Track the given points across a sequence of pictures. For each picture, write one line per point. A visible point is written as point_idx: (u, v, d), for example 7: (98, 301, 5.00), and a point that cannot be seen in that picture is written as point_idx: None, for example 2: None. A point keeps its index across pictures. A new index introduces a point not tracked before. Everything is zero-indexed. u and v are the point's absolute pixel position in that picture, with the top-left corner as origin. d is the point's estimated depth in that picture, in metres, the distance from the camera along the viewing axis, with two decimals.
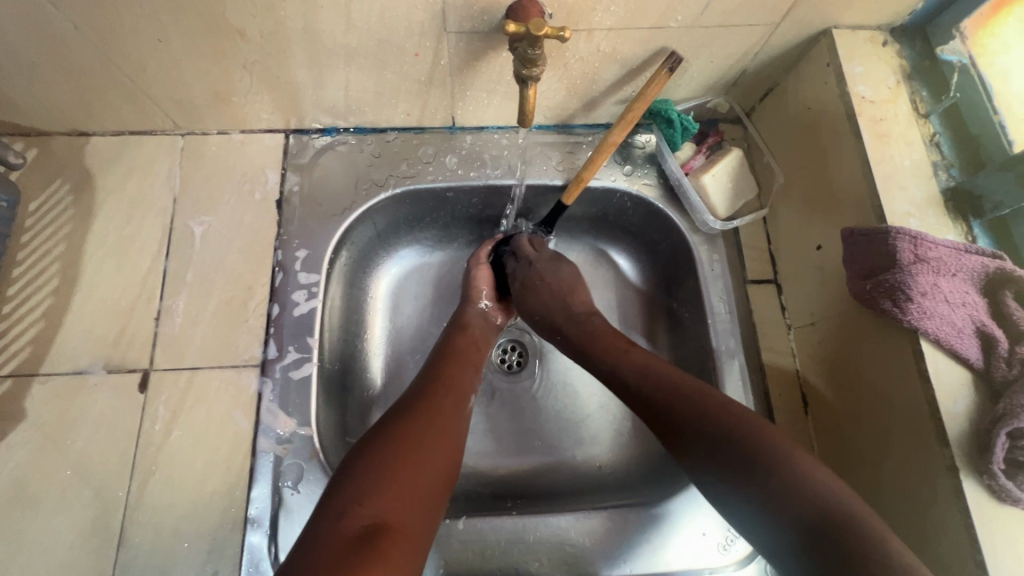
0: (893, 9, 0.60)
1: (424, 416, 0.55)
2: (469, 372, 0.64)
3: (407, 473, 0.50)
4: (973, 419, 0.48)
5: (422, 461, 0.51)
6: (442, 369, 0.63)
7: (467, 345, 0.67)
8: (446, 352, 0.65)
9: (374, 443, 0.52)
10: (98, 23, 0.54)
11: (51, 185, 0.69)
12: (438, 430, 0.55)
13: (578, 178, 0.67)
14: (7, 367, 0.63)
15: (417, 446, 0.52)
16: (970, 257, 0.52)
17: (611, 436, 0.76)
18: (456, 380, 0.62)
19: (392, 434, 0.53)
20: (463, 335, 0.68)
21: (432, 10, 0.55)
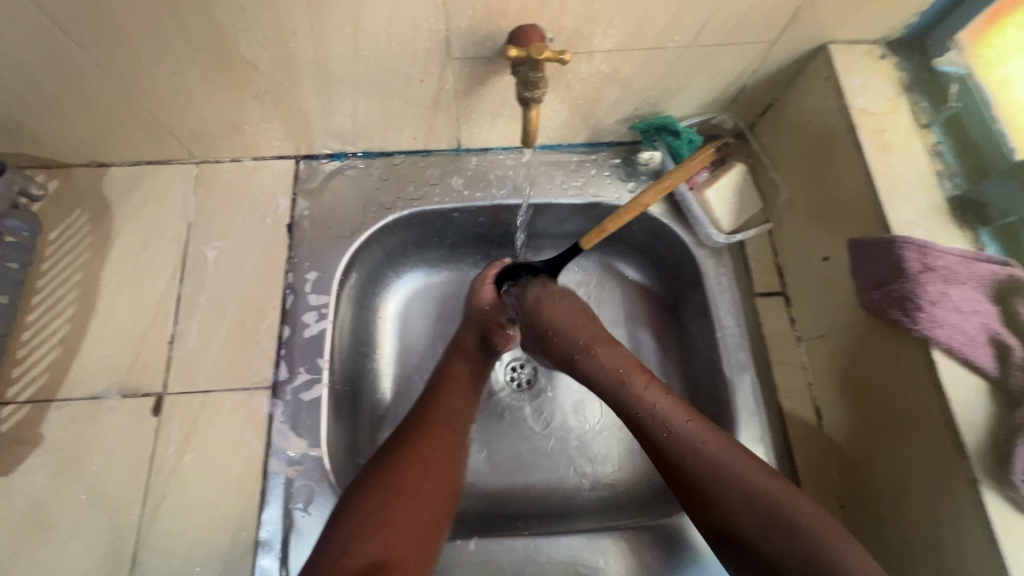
0: (888, 23, 0.61)
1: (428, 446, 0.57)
2: (470, 398, 0.65)
3: (407, 509, 0.51)
4: (991, 430, 0.47)
5: (424, 494, 0.53)
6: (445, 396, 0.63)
7: (469, 375, 0.67)
8: (446, 379, 0.65)
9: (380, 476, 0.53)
10: (118, 59, 0.56)
11: (71, 215, 0.72)
12: (439, 463, 0.56)
13: (600, 228, 0.64)
14: (25, 393, 0.64)
15: (421, 477, 0.54)
16: (980, 264, 0.51)
17: (623, 452, 0.75)
18: (460, 409, 0.62)
19: (396, 468, 0.54)
20: (459, 364, 0.67)
21: (436, 38, 0.57)
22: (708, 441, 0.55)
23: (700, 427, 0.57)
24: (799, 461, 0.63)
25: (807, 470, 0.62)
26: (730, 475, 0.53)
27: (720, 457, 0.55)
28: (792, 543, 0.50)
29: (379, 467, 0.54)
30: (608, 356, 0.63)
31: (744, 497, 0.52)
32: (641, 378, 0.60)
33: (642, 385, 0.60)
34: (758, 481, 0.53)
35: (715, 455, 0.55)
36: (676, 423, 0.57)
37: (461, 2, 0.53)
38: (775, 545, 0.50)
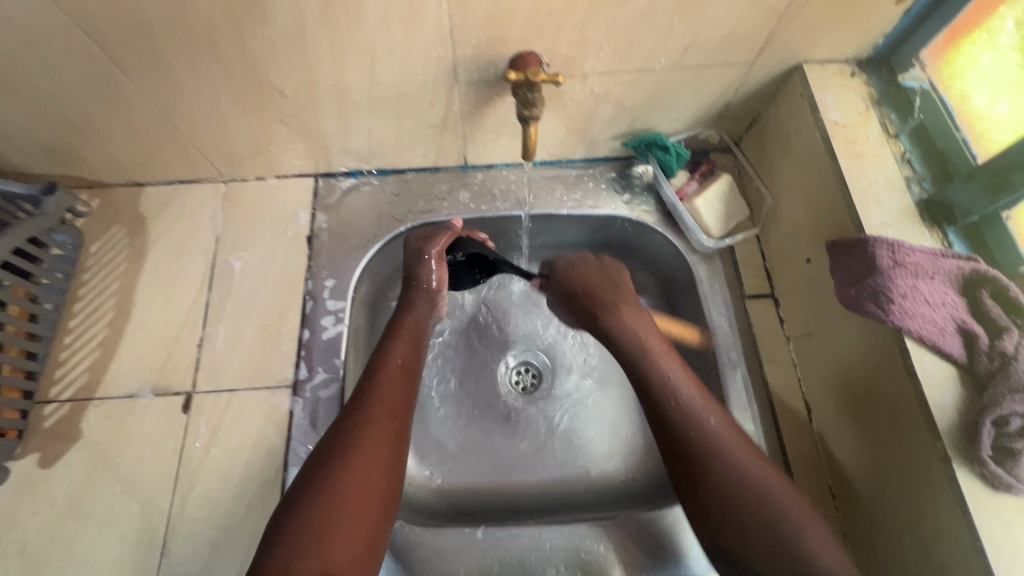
0: (856, 44, 0.66)
1: (365, 449, 0.52)
2: (406, 391, 0.60)
3: (349, 520, 0.48)
4: (961, 411, 0.51)
5: (365, 499, 0.50)
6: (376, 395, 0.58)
7: (403, 367, 0.62)
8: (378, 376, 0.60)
9: (318, 487, 0.49)
10: (161, 88, 0.63)
11: (110, 230, 0.78)
12: (377, 465, 0.52)
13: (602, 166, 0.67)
14: (67, 392, 0.69)
15: (359, 480, 0.50)
16: (946, 260, 0.55)
17: (623, 451, 0.78)
18: (395, 407, 0.57)
19: (333, 477, 0.50)
20: (398, 348, 0.64)
21: (444, 65, 0.63)
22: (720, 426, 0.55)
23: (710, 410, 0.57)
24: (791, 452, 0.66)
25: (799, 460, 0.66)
26: (736, 460, 0.53)
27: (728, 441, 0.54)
28: (767, 521, 0.50)
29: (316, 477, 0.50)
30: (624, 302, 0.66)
31: (744, 486, 0.51)
32: (665, 354, 0.62)
33: (661, 353, 0.62)
34: (762, 473, 0.52)
35: (724, 439, 0.54)
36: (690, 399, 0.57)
37: (466, 33, 0.59)
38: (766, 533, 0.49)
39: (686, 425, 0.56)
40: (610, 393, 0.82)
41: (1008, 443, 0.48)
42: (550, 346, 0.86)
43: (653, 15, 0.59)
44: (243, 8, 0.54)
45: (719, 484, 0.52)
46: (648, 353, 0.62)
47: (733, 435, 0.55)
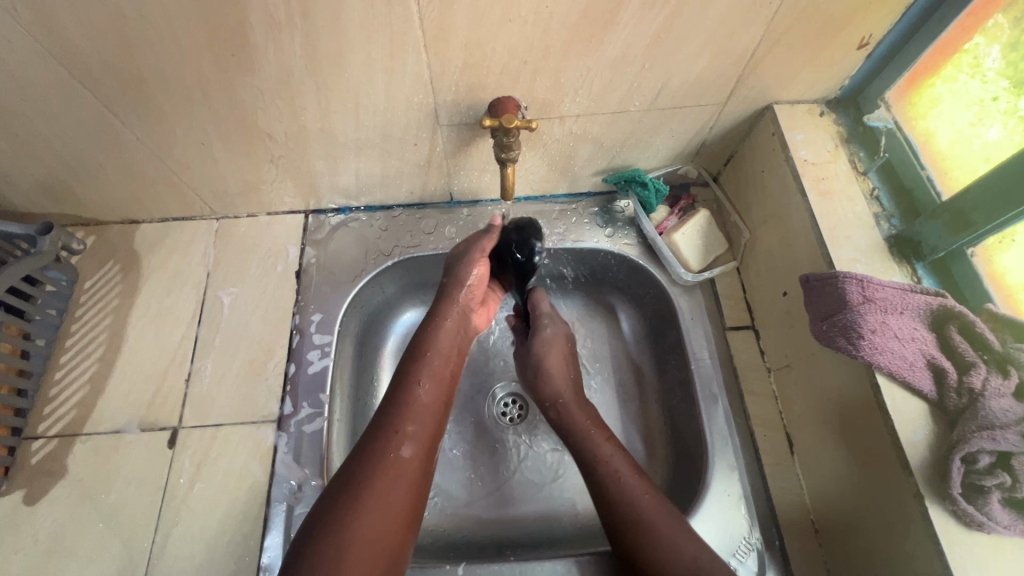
0: (824, 86, 0.69)
1: (382, 491, 0.54)
2: (434, 426, 0.61)
3: (363, 561, 0.50)
4: (932, 447, 0.52)
5: (382, 541, 0.52)
6: (401, 428, 0.58)
7: (434, 399, 0.63)
8: (406, 407, 0.60)
9: (336, 525, 0.51)
10: (155, 133, 0.66)
11: (104, 266, 0.80)
12: (397, 507, 0.54)
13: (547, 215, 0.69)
14: (55, 428, 0.70)
15: (378, 521, 0.52)
16: (914, 296, 0.56)
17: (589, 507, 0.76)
18: (420, 443, 0.59)
19: (361, 489, 0.54)
20: (422, 374, 0.63)
21: (425, 109, 0.66)
22: (651, 514, 0.58)
23: (646, 498, 0.60)
24: (773, 485, 0.67)
25: (782, 495, 0.66)
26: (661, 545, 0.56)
27: (658, 524, 0.58)
28: None
29: (334, 515, 0.52)
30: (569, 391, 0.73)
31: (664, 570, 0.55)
32: (600, 434, 0.67)
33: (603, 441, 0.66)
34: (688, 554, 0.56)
35: (655, 524, 0.58)
36: (618, 474, 0.63)
37: (446, 80, 0.62)
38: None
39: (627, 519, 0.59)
40: None
41: (978, 481, 0.48)
42: None
43: (625, 61, 0.61)
44: (232, 60, 0.57)
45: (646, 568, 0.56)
46: (596, 451, 0.65)
47: (658, 513, 0.59)
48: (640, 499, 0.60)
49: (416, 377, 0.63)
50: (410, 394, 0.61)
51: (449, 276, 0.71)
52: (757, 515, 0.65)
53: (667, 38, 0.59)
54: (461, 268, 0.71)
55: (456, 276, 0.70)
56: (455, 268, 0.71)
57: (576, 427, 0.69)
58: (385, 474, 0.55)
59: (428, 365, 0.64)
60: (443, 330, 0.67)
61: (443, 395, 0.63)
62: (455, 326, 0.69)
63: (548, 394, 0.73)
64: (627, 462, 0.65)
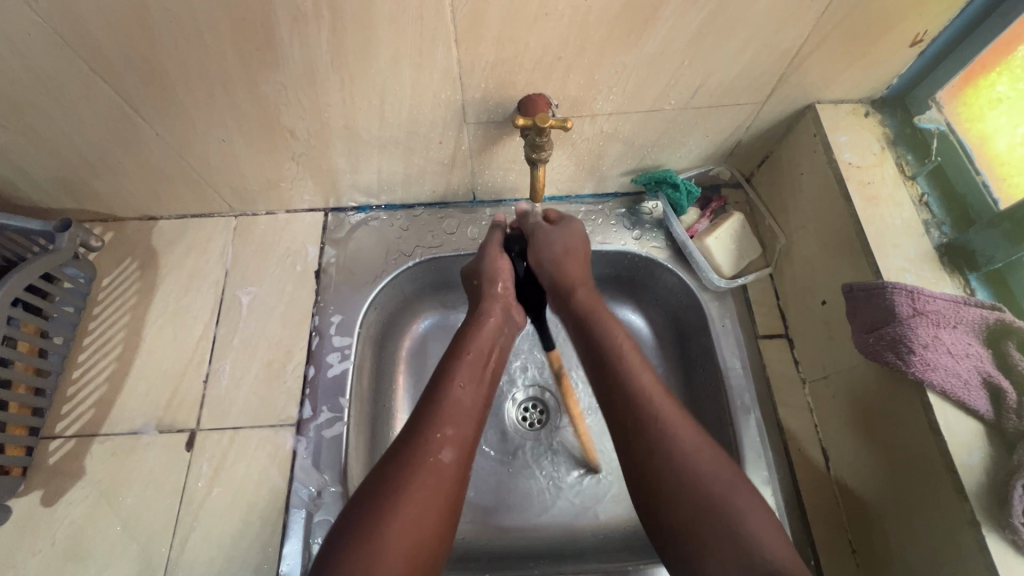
0: (870, 85, 0.66)
1: (418, 495, 0.50)
2: (473, 430, 0.57)
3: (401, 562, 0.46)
4: (989, 471, 0.49)
5: (416, 548, 0.48)
6: (439, 428, 0.55)
7: (474, 401, 0.59)
8: (441, 406, 0.56)
9: (368, 528, 0.47)
10: (174, 129, 0.64)
11: (122, 263, 0.79)
12: (430, 509, 0.50)
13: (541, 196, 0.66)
14: (72, 428, 0.69)
15: (417, 518, 0.49)
16: (969, 309, 0.53)
17: (613, 517, 0.75)
18: (460, 446, 0.55)
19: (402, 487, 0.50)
20: (461, 373, 0.60)
21: (453, 107, 0.63)
22: (675, 424, 0.53)
23: (670, 406, 0.55)
24: (807, 501, 0.64)
25: (816, 513, 0.63)
26: (689, 457, 0.51)
27: (679, 434, 0.53)
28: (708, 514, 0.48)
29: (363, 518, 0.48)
30: (590, 296, 0.66)
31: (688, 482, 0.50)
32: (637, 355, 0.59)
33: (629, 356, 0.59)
34: (713, 465, 0.51)
35: (681, 437, 0.52)
36: (641, 384, 0.56)
37: (475, 76, 0.59)
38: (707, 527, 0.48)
39: (650, 430, 0.53)
40: None
41: None
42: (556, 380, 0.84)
43: (663, 59, 0.59)
44: (256, 54, 0.55)
45: (665, 478, 0.51)
46: (624, 358, 0.59)
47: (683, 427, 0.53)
48: (666, 411, 0.54)
49: (453, 375, 0.59)
50: (446, 394, 0.58)
51: (477, 275, 0.68)
52: (791, 532, 0.63)
53: (709, 34, 0.56)
54: (487, 265, 0.67)
55: (486, 273, 0.67)
56: (482, 266, 0.68)
57: (603, 326, 0.62)
58: (423, 476, 0.51)
59: (466, 362, 0.61)
60: (486, 328, 0.64)
61: (483, 397, 0.60)
62: (494, 328, 0.65)
63: (569, 279, 0.65)
64: (650, 373, 0.58)
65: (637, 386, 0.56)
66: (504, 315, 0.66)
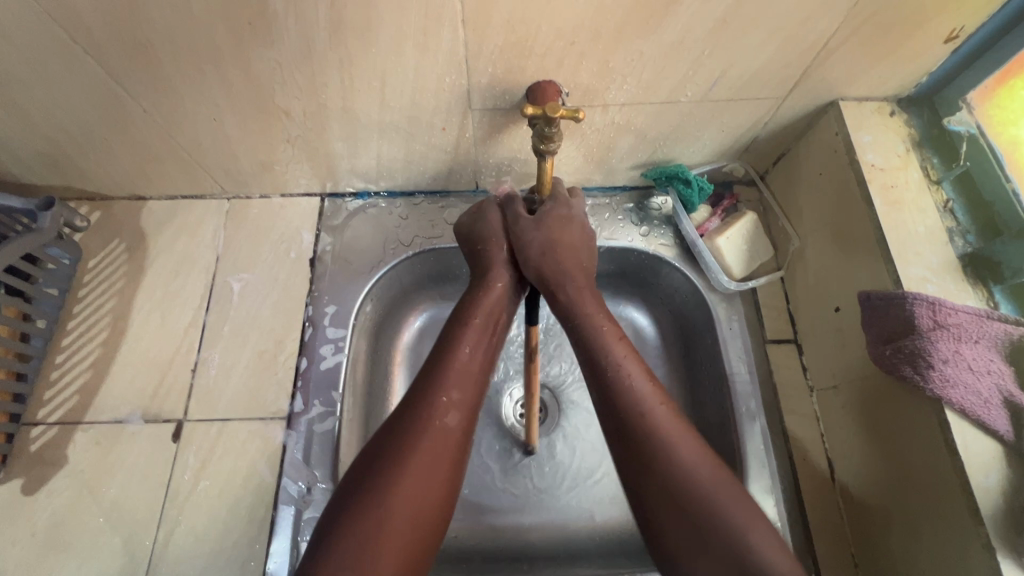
0: (898, 82, 0.63)
1: (423, 461, 0.48)
2: (478, 394, 0.54)
3: (404, 520, 0.45)
4: (1006, 494, 0.47)
5: (421, 517, 0.46)
6: (444, 394, 0.52)
7: (480, 365, 0.56)
8: (446, 368, 0.53)
9: (373, 496, 0.46)
10: (163, 106, 0.61)
11: (109, 245, 0.76)
12: (438, 474, 0.48)
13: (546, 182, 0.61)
14: (55, 415, 0.67)
15: (422, 476, 0.47)
16: (992, 323, 0.51)
17: (608, 519, 0.73)
18: (465, 409, 0.52)
19: (403, 446, 0.48)
20: (467, 337, 0.56)
21: (458, 91, 0.60)
22: (657, 415, 0.49)
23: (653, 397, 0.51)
24: (811, 513, 0.62)
25: (819, 525, 0.62)
26: (669, 453, 0.47)
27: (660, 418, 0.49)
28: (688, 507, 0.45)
29: (367, 486, 0.46)
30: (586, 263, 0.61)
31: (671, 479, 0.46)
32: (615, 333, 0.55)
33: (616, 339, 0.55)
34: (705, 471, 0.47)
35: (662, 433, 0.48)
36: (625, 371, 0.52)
37: (483, 60, 0.56)
38: (688, 521, 0.45)
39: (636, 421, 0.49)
40: None
41: None
42: (557, 377, 0.82)
43: (683, 48, 0.55)
44: (248, 29, 0.52)
45: (644, 474, 0.47)
46: (607, 342, 0.55)
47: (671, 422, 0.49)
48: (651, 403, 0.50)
49: (458, 337, 0.56)
50: (451, 355, 0.55)
51: (488, 240, 0.62)
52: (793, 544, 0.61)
53: (733, 23, 0.53)
54: (502, 233, 0.62)
55: (500, 238, 0.62)
56: (495, 231, 0.63)
57: (586, 315, 0.57)
58: (429, 441, 0.49)
59: (472, 325, 0.57)
60: (492, 296, 0.60)
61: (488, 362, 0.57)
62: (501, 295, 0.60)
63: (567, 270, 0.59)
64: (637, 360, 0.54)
65: (616, 368, 0.52)
66: (513, 284, 0.62)
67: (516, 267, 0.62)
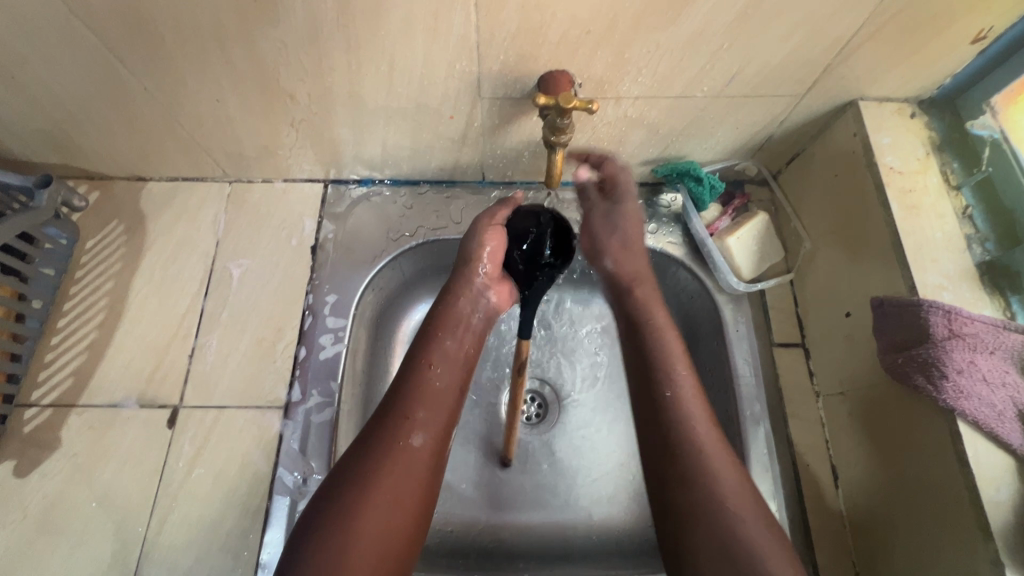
0: (920, 83, 0.61)
1: (388, 484, 0.47)
2: (449, 412, 0.54)
3: (370, 536, 0.45)
4: (1016, 509, 0.47)
5: (388, 540, 0.46)
6: (413, 410, 0.52)
7: (451, 382, 0.56)
8: (417, 387, 0.53)
9: (342, 509, 0.45)
10: (165, 85, 0.59)
11: (107, 226, 0.75)
12: (403, 499, 0.47)
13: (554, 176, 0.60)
14: (48, 397, 0.66)
15: (392, 493, 0.47)
16: (1008, 335, 0.50)
17: (605, 519, 0.72)
18: (433, 427, 0.52)
19: (374, 461, 0.48)
20: (437, 352, 0.56)
21: (468, 79, 0.58)
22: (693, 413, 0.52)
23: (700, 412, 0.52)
24: (813, 521, 0.61)
25: (820, 532, 0.60)
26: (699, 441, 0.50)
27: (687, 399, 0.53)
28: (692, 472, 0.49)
29: (335, 508, 0.46)
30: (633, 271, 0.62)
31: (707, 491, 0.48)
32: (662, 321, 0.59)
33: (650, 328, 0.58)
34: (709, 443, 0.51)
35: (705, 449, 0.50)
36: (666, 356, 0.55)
37: (495, 47, 0.54)
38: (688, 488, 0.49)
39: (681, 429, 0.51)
40: (617, 430, 0.78)
41: None
42: (556, 374, 0.81)
43: (701, 41, 0.53)
44: (255, 8, 0.50)
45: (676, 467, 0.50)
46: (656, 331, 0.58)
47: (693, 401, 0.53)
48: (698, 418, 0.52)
49: (429, 356, 0.56)
50: (418, 376, 0.54)
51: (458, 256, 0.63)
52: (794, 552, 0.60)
53: (754, 17, 0.51)
54: (472, 244, 0.62)
55: (467, 253, 0.62)
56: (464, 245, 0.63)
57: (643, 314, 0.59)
58: (395, 462, 0.48)
59: (444, 344, 0.57)
60: (461, 310, 0.60)
61: (460, 381, 0.56)
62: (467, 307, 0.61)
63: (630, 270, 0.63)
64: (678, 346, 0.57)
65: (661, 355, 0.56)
66: (478, 297, 0.62)
67: (484, 282, 0.62)
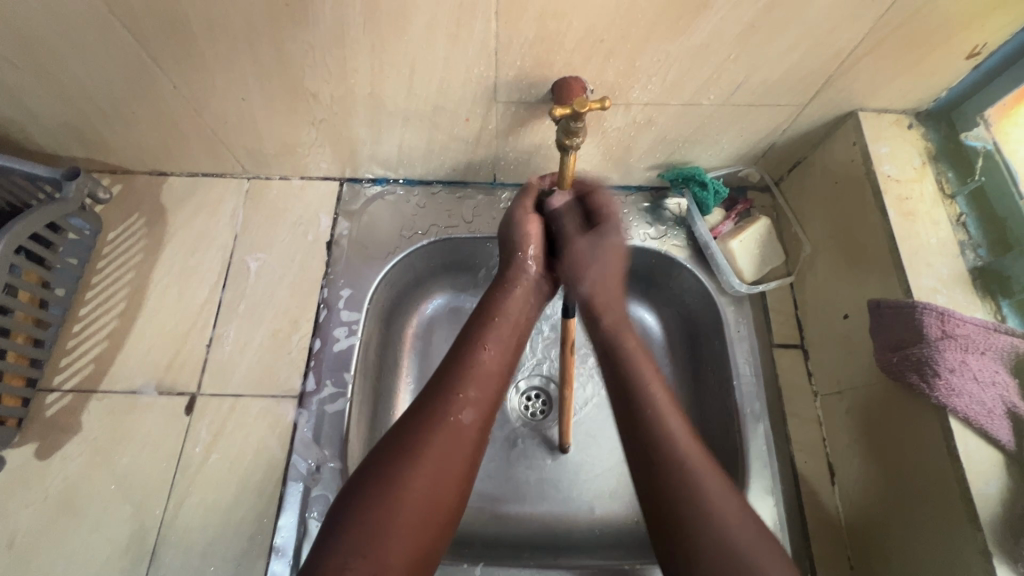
0: (917, 96, 0.64)
1: (434, 457, 0.49)
2: (495, 396, 0.55)
3: (415, 505, 0.47)
4: (1004, 501, 0.49)
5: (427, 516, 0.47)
6: (461, 391, 0.53)
7: (498, 366, 0.57)
8: (468, 369, 0.55)
9: (387, 479, 0.47)
10: (194, 83, 0.62)
11: (129, 219, 0.77)
12: (447, 477, 0.49)
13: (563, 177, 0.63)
14: (69, 383, 0.68)
15: (438, 466, 0.49)
16: (998, 335, 0.52)
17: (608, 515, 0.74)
18: (482, 409, 0.53)
19: (422, 435, 0.50)
20: (490, 339, 0.58)
21: (484, 83, 0.61)
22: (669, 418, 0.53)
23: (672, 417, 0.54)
24: (810, 515, 0.63)
25: (817, 525, 0.63)
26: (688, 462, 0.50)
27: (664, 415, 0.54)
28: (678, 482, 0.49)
29: (368, 483, 0.47)
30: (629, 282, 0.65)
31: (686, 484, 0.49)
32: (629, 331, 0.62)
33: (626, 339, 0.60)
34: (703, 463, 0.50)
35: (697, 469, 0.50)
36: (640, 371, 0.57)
37: (512, 53, 0.57)
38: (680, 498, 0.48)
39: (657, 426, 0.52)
40: None
41: None
42: None
43: (710, 50, 0.56)
44: (285, 11, 0.53)
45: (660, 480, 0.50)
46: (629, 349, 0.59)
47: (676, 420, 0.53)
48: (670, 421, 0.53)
49: (481, 340, 0.58)
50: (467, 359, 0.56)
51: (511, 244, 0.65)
52: (791, 544, 0.62)
53: (760, 29, 0.53)
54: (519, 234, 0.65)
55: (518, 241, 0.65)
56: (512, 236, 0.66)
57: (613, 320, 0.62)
58: (441, 440, 0.50)
59: (495, 330, 0.59)
60: (513, 304, 0.62)
61: (507, 366, 0.58)
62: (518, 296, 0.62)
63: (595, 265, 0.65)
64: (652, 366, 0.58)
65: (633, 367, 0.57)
66: (534, 290, 0.64)
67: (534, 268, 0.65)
